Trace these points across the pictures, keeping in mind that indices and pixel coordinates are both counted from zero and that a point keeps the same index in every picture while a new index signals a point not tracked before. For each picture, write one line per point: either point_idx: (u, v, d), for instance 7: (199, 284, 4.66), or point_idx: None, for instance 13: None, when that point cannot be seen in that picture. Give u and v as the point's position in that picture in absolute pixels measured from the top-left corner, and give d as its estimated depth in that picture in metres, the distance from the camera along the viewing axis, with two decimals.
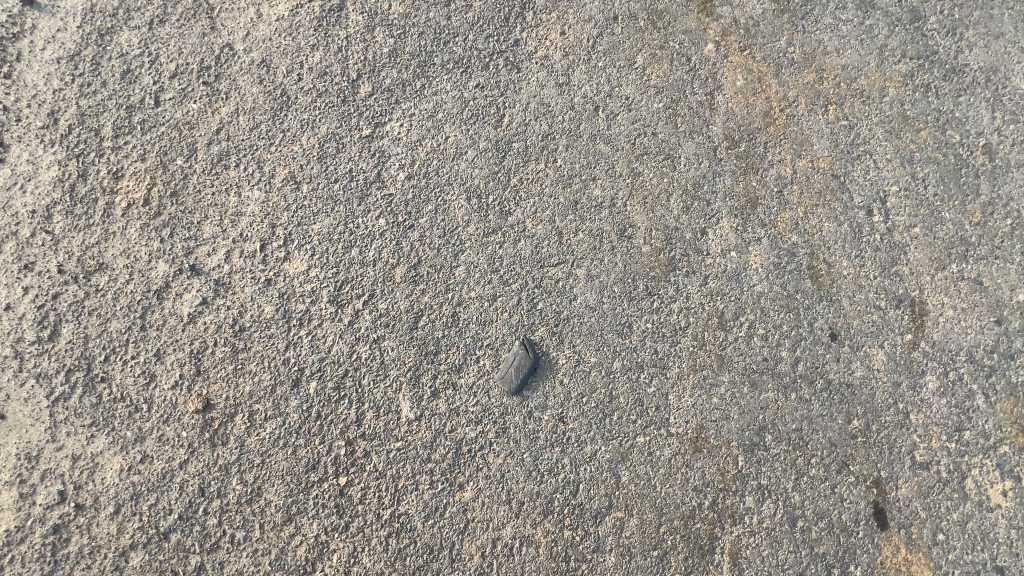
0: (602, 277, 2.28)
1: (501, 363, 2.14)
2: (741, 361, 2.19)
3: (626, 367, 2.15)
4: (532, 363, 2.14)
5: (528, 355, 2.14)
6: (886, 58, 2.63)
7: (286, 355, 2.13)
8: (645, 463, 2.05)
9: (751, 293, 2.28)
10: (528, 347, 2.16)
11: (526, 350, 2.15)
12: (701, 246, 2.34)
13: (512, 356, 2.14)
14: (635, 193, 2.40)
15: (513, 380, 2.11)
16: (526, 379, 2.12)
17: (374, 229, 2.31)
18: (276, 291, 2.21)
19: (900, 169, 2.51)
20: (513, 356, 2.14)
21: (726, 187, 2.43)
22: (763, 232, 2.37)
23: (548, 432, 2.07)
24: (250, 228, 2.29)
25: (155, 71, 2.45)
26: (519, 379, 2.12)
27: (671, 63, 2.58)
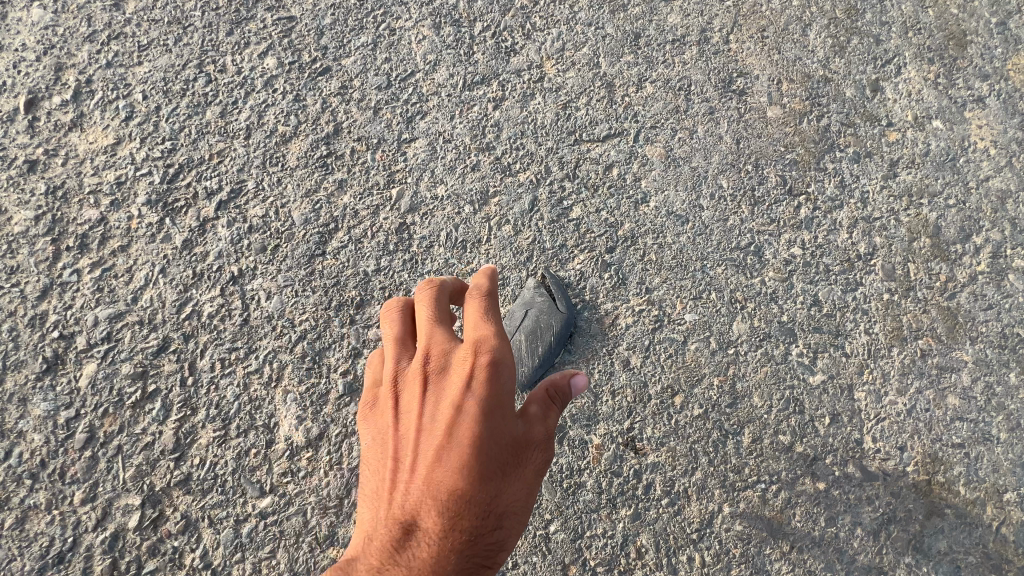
0: (695, 163, 1.16)
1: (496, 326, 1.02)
2: (994, 322, 1.06)
3: (758, 333, 1.03)
4: (562, 329, 1.02)
5: (552, 310, 1.02)
6: None
7: (40, 309, 1.00)
8: (821, 544, 0.91)
9: (986, 193, 1.17)
10: (553, 295, 1.04)
11: (549, 299, 1.03)
12: (877, 113, 1.24)
13: (517, 312, 1.03)
14: (745, 23, 1.30)
15: (524, 362, 1.01)
16: (548, 358, 1.00)
17: (251, 76, 1.20)
18: (43, 185, 1.10)
19: None
20: (520, 312, 1.02)
21: (906, 16, 1.34)
22: (986, 88, 1.27)
23: (603, 475, 0.93)
24: (12, 73, 1.19)
25: None
26: (536, 359, 1.01)
27: None
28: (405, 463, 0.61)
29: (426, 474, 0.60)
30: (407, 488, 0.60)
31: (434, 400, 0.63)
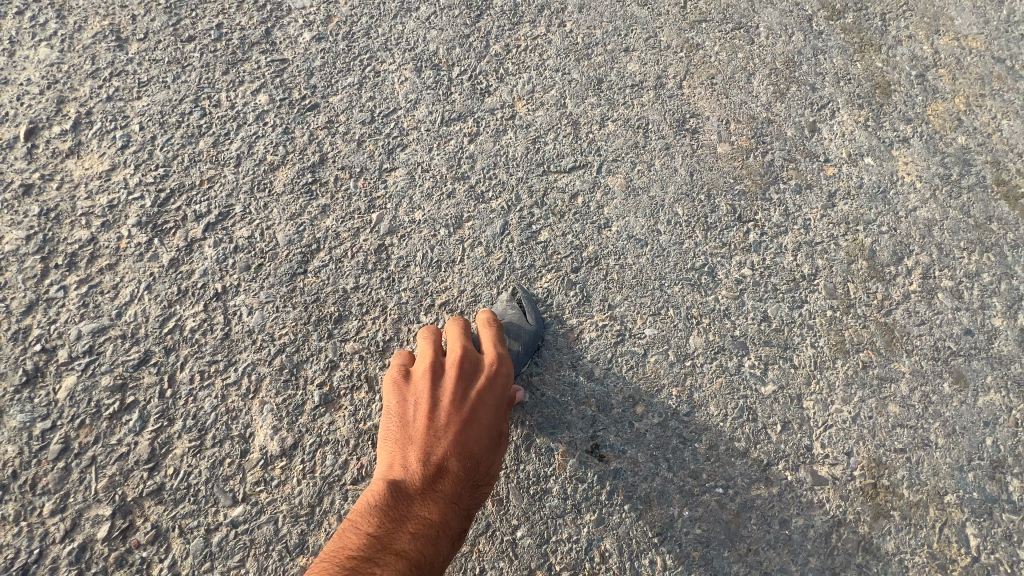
0: (653, 192, 1.27)
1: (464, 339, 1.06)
2: (928, 337, 1.15)
3: (712, 347, 1.11)
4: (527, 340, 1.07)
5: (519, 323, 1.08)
6: None
7: (25, 324, 1.03)
8: (775, 546, 0.96)
9: (914, 221, 1.30)
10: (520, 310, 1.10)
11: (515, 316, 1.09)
12: (815, 150, 1.38)
13: None
14: (696, 71, 1.45)
15: None
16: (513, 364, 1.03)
17: (244, 111, 1.29)
18: (36, 207, 1.15)
19: None
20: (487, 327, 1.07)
21: (837, 68, 1.51)
22: (910, 130, 1.43)
23: (569, 481, 0.97)
24: (16, 105, 1.26)
25: None
26: None
27: None
28: (438, 424, 0.86)
29: (451, 435, 0.85)
30: (435, 443, 0.84)
31: (463, 387, 0.90)
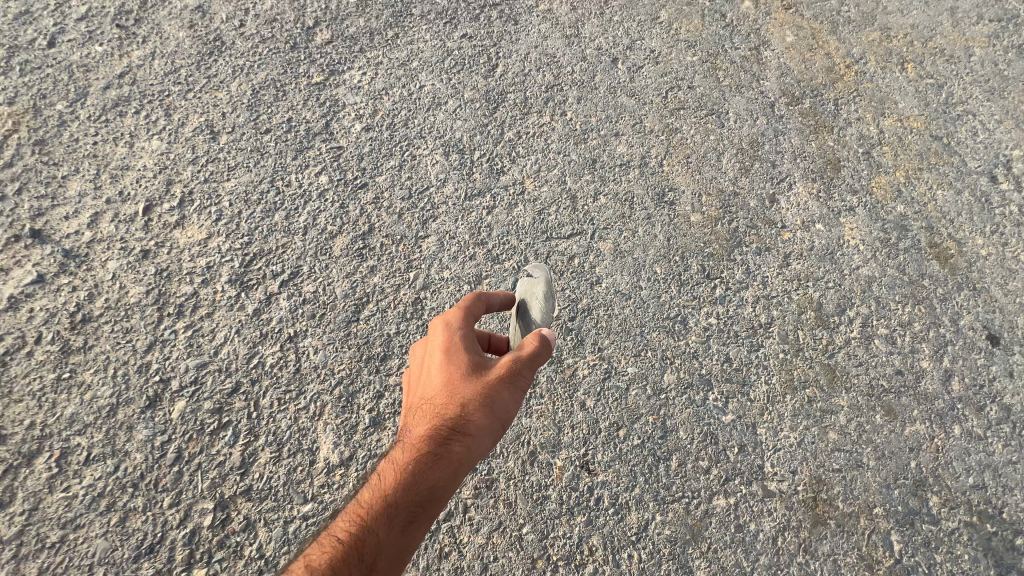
0: (636, 255, 1.56)
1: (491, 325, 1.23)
2: (865, 376, 1.40)
3: (683, 382, 1.37)
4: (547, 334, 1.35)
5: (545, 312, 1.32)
6: (960, 20, 2.23)
7: (145, 360, 1.35)
8: (731, 545, 1.19)
9: (855, 277, 1.56)
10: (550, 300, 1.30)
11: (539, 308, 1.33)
12: (773, 218, 1.66)
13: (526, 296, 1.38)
14: (674, 152, 1.76)
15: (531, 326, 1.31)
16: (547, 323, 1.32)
17: (309, 189, 1.63)
18: (152, 267, 1.49)
19: (1017, 131, 1.91)
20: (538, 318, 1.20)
21: (795, 147, 1.81)
22: (856, 200, 1.70)
23: (564, 489, 1.23)
24: (135, 186, 1.62)
25: (60, 14, 1.99)
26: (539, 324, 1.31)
27: (703, 19, 2.14)
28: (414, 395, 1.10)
29: (418, 398, 1.08)
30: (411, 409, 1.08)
31: (423, 359, 1.12)
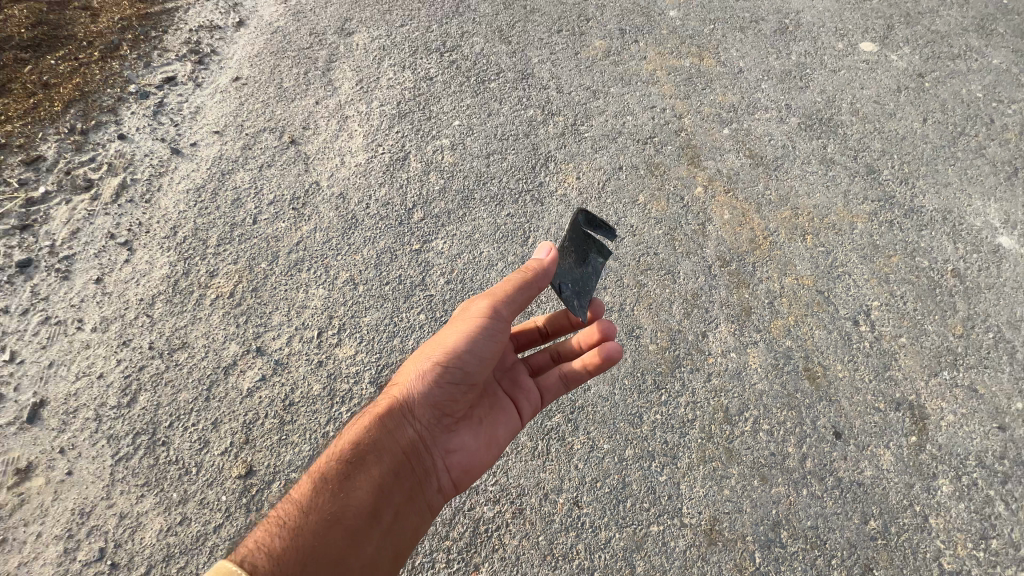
0: (613, 371, 2.52)
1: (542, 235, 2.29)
2: (750, 455, 2.28)
3: (637, 454, 2.28)
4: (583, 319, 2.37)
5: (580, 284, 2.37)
6: (850, 200, 3.23)
7: (327, 429, 2.37)
8: (659, 553, 2.07)
9: (753, 390, 2.46)
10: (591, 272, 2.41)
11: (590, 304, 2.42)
12: (704, 347, 2.60)
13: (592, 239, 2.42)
14: (641, 300, 2.76)
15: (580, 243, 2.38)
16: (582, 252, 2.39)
17: (414, 324, 2.70)
18: (325, 371, 2.53)
19: (879, 287, 2.84)
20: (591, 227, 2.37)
21: (721, 297, 2.78)
22: (759, 336, 2.64)
23: (563, 515, 2.15)
24: (311, 318, 2.71)
25: (258, 199, 3.21)
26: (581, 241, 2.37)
27: (668, 201, 3.20)
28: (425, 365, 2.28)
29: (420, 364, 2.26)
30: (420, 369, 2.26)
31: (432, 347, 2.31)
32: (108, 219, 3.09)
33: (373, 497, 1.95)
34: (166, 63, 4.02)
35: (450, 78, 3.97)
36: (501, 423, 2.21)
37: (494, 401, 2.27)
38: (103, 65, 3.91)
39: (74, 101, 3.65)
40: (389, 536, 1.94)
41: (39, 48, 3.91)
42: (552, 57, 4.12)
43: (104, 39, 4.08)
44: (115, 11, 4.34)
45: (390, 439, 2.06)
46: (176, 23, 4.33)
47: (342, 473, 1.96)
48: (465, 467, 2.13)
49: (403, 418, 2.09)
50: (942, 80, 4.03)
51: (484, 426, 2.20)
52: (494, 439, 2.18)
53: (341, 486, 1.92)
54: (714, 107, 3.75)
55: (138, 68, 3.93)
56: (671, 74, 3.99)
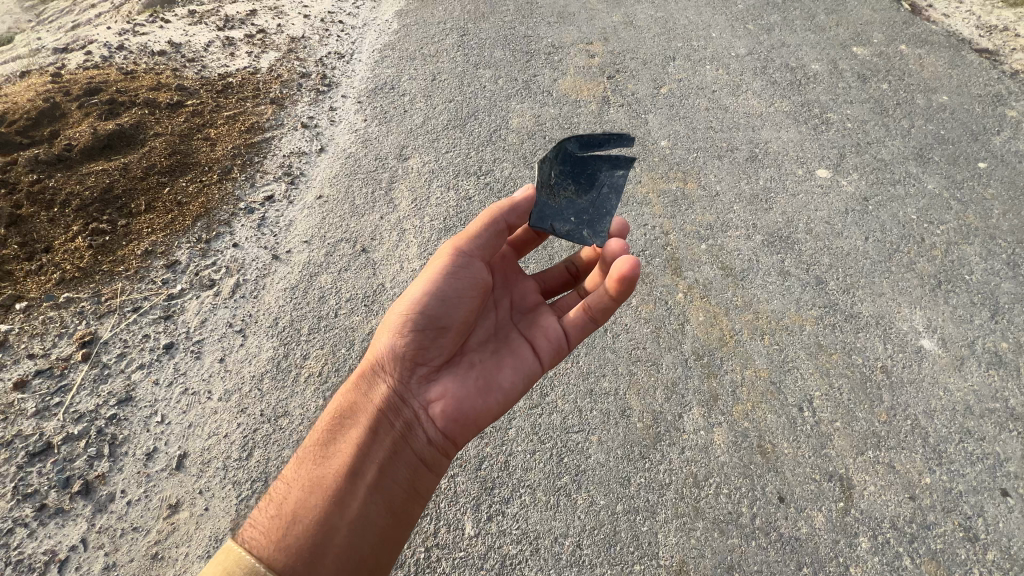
0: (609, 442, 3.30)
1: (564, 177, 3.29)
2: (712, 512, 3.01)
3: (626, 509, 3.03)
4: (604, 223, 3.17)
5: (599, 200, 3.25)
6: (801, 306, 4.06)
7: None
8: None
9: (717, 461, 3.21)
10: (610, 186, 3.29)
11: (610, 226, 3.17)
12: (680, 425, 3.37)
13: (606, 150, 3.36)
14: (632, 386, 3.57)
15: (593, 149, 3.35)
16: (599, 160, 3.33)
17: None
18: None
19: (821, 379, 3.61)
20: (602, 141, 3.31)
21: (695, 385, 3.58)
22: (723, 418, 3.41)
23: (569, 554, 2.90)
24: None
25: (338, 297, 4.19)
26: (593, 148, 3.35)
27: (655, 304, 4.07)
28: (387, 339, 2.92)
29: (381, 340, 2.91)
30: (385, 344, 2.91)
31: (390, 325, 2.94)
32: (227, 311, 4.09)
33: (354, 456, 2.69)
34: (266, 183, 5.20)
35: (484, 198, 5.06)
36: (510, 364, 2.93)
37: (504, 347, 2.99)
38: (220, 186, 5.10)
39: (199, 215, 4.79)
40: (376, 486, 2.65)
41: (173, 172, 5.14)
42: None
43: (220, 164, 5.31)
44: (227, 140, 5.62)
45: (371, 397, 2.82)
46: (272, 149, 5.56)
47: (334, 434, 2.79)
48: (445, 412, 2.78)
49: (379, 380, 2.83)
50: (883, 203, 4.95)
51: (473, 368, 2.88)
52: (491, 385, 2.86)
53: (328, 450, 2.74)
54: (694, 225, 4.71)
55: (245, 187, 5.11)
56: (660, 196, 5.00)
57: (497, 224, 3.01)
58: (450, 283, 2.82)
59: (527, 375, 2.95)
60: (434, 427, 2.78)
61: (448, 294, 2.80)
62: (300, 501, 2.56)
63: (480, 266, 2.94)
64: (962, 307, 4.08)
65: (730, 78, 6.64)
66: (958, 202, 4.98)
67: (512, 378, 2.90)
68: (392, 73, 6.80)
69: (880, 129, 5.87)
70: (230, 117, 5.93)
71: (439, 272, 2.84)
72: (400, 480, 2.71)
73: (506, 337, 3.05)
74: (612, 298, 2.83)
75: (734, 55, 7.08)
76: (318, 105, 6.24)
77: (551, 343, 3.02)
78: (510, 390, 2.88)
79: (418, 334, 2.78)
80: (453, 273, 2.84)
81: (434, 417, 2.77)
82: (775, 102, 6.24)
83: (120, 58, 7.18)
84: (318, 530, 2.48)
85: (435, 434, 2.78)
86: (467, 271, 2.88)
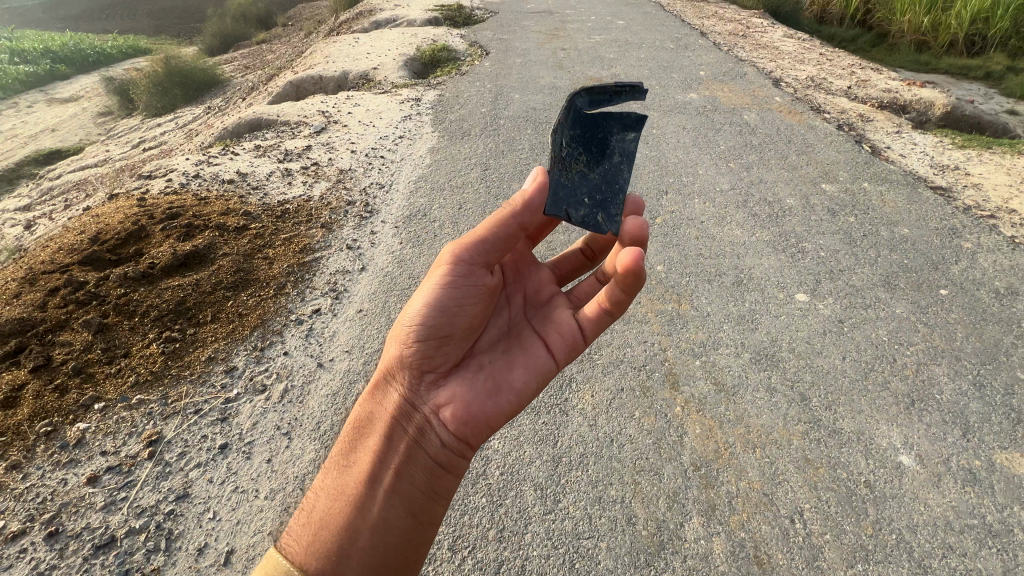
0: (617, 549, 3.62)
1: (580, 145, 3.68)
2: None
3: None
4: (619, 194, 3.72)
5: (612, 171, 3.74)
6: (788, 421, 4.52)
7: None
8: None
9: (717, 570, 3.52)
10: (621, 151, 3.77)
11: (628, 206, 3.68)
12: (682, 534, 3.71)
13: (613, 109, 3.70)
14: (637, 494, 3.94)
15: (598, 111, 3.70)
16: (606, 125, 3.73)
17: (478, 504, 3.89)
18: None
19: (810, 492, 3.97)
20: (615, 108, 3.64)
21: (694, 494, 3.95)
22: (721, 527, 3.75)
23: None
24: None
25: None
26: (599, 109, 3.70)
27: (656, 416, 4.56)
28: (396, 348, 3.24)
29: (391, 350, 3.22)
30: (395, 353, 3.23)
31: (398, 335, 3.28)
32: (276, 414, 4.64)
33: (371, 464, 3.01)
34: (314, 297, 6.00)
35: None
36: (519, 364, 3.21)
37: (514, 349, 3.29)
38: (275, 299, 5.90)
39: (256, 325, 5.52)
40: (394, 490, 2.96)
41: (236, 286, 5.98)
42: None
43: (276, 280, 6.16)
44: (283, 259, 6.55)
45: (384, 407, 3.14)
46: (321, 267, 6.46)
47: (355, 444, 3.15)
48: (454, 412, 3.03)
49: (393, 389, 3.15)
50: (857, 325, 5.59)
51: (482, 371, 3.16)
52: (501, 386, 3.13)
53: (349, 460, 3.10)
54: (689, 343, 5.33)
55: (297, 301, 5.91)
56: (658, 315, 5.69)
57: (503, 227, 3.19)
58: (450, 297, 3.10)
59: (538, 372, 3.22)
60: (446, 430, 3.02)
61: (446, 309, 3.08)
62: (326, 510, 2.94)
63: (481, 275, 3.20)
64: (936, 424, 4.51)
65: (716, 210, 7.68)
66: (925, 326, 5.60)
67: (523, 377, 3.18)
68: (425, 202, 7.96)
69: (851, 257, 6.68)
70: (286, 239, 6.95)
71: (439, 285, 3.11)
72: (417, 483, 3.01)
73: (518, 337, 3.38)
74: (625, 290, 3.11)
75: (719, 190, 8.21)
76: (360, 229, 7.28)
77: (561, 339, 3.32)
78: (521, 388, 3.16)
79: (423, 345, 3.08)
80: (452, 286, 3.10)
81: (444, 422, 3.02)
82: (756, 232, 7.18)
83: (195, 185, 8.49)
84: (345, 536, 2.84)
85: (448, 437, 3.03)
86: (467, 283, 3.15)
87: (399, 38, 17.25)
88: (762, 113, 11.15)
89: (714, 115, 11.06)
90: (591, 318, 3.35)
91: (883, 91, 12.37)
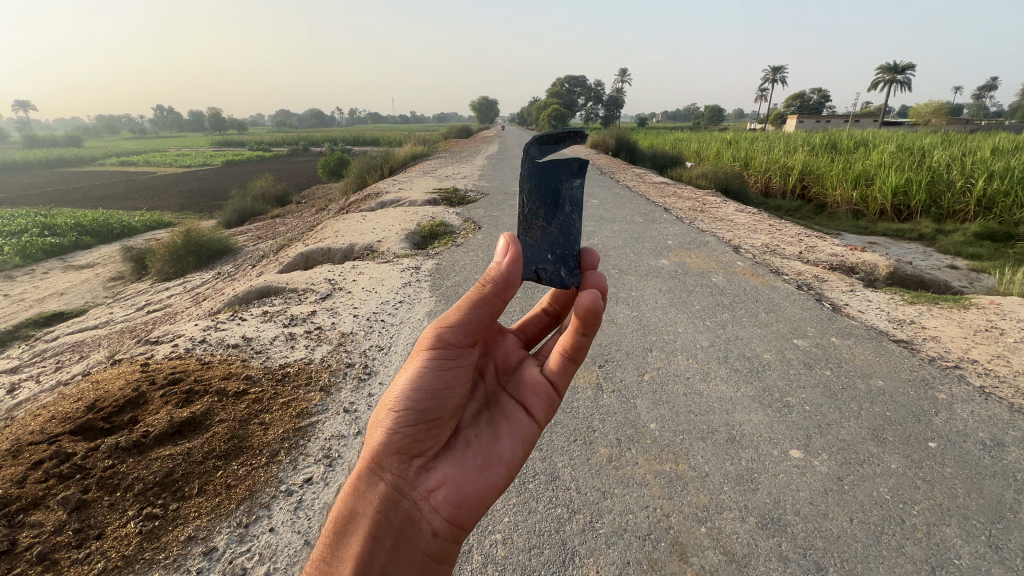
0: None
1: (536, 199, 3.43)
2: None
3: None
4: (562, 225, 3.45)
5: (567, 223, 3.44)
6: None
7: None
8: None
9: None
10: (572, 199, 3.48)
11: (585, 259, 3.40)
12: None
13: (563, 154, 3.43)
14: None
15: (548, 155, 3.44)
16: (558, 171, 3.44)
17: None
18: None
19: None
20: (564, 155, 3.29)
21: None
22: None
23: None
24: None
25: None
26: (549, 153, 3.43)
27: None
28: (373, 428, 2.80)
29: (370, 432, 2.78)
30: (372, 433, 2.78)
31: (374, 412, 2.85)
32: None
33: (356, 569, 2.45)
34: (307, 464, 5.88)
35: None
36: (505, 433, 2.91)
37: (497, 415, 2.98)
38: (266, 468, 5.76)
39: (243, 498, 5.31)
40: None
41: (228, 454, 5.87)
42: (571, 461, 5.86)
43: (269, 446, 6.09)
44: (279, 424, 6.56)
45: (367, 501, 2.59)
46: (316, 432, 6.44)
47: (334, 549, 2.55)
48: (448, 494, 2.61)
49: (375, 473, 2.63)
50: (857, 482, 5.57)
51: (470, 446, 2.80)
52: (492, 459, 2.80)
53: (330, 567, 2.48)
54: (692, 506, 5.20)
55: (289, 469, 5.77)
56: (657, 476, 5.64)
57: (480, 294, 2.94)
58: (438, 373, 2.82)
59: (524, 439, 2.95)
60: (438, 516, 2.58)
61: (437, 385, 2.76)
62: None
63: (469, 347, 2.96)
64: None
65: (699, 366, 8.10)
66: (924, 481, 5.60)
67: (510, 447, 2.87)
68: None
69: (835, 411, 6.91)
70: (284, 403, 7.04)
71: (423, 363, 2.82)
72: None
73: (498, 404, 3.06)
74: (584, 335, 2.99)
75: (699, 347, 8.77)
76: (358, 391, 7.45)
77: (540, 399, 3.08)
78: (511, 459, 2.86)
79: (410, 427, 2.70)
80: (441, 364, 2.84)
81: (438, 507, 2.58)
82: (740, 387, 7.49)
83: (200, 350, 8.81)
84: None
85: (442, 524, 2.59)
86: (457, 358, 2.89)
87: (402, 215, 19.63)
88: (728, 275, 12.43)
89: (685, 278, 12.28)
90: (559, 371, 3.16)
91: (831, 255, 14.01)
